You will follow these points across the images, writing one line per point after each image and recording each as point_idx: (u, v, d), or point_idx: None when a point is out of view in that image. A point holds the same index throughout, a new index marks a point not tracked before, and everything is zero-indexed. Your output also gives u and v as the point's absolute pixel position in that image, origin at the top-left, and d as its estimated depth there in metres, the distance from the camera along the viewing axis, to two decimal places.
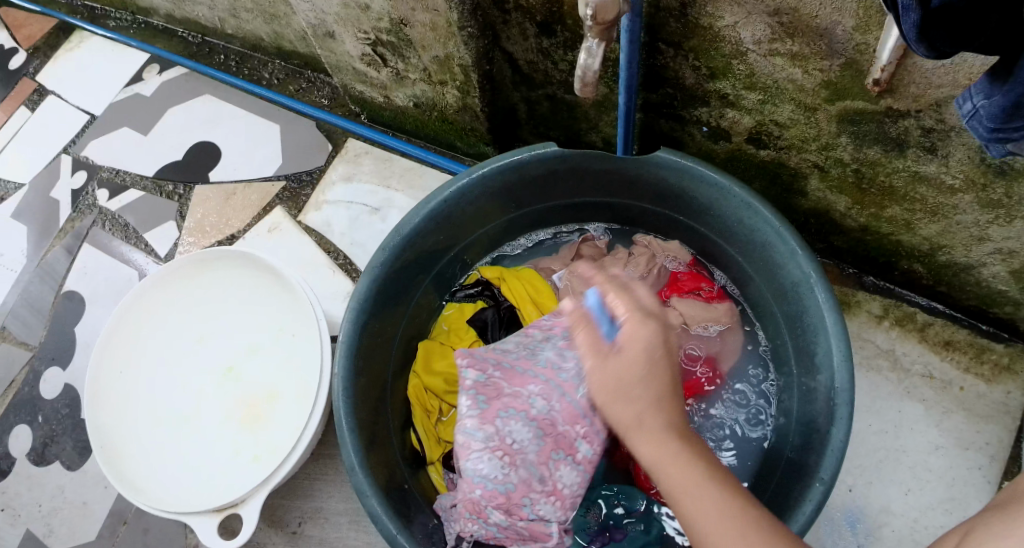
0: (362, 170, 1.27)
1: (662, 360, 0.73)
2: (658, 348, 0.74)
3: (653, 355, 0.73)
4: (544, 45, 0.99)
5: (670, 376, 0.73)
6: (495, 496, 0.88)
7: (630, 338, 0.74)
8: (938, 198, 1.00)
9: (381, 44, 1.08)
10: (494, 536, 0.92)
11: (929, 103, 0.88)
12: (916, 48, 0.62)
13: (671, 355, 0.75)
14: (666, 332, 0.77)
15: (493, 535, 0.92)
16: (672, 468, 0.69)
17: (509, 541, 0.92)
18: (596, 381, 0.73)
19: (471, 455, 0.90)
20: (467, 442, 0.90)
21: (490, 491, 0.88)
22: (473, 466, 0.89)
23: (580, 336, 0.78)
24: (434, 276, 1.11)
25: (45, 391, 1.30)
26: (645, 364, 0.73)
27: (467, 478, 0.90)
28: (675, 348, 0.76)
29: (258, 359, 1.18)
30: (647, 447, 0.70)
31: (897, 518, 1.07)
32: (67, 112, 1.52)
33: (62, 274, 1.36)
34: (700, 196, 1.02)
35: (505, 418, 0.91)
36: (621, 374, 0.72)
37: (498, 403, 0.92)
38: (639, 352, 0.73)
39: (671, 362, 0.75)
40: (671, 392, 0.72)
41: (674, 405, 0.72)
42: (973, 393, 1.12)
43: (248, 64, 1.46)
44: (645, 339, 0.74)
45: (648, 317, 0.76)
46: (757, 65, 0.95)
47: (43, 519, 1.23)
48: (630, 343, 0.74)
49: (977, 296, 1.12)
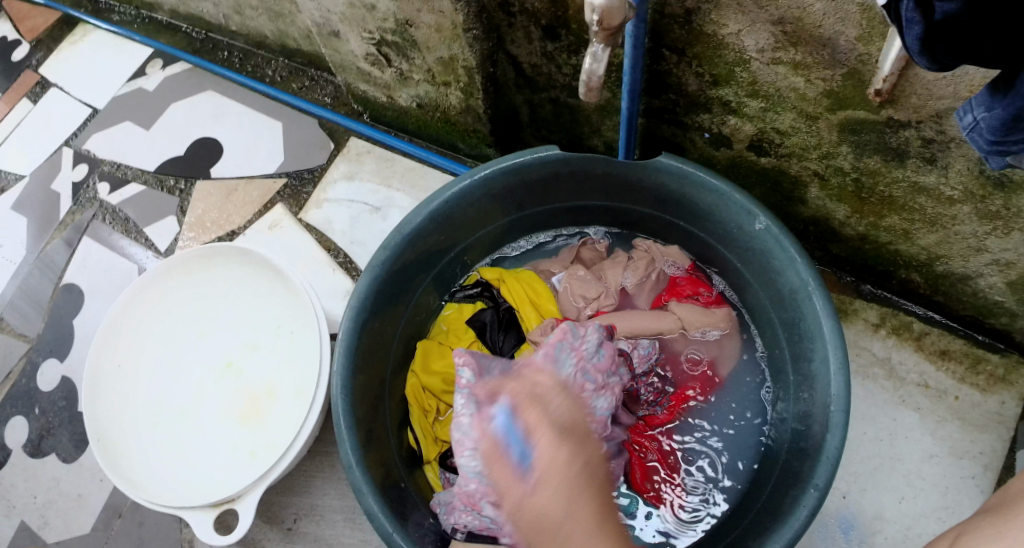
0: (363, 169, 1.27)
1: (582, 470, 0.70)
2: (580, 475, 0.70)
3: (576, 482, 0.69)
4: (549, 48, 1.00)
5: (595, 500, 0.69)
6: None
7: (549, 472, 0.70)
8: (937, 208, 1.00)
9: (386, 45, 1.08)
10: (487, 528, 0.91)
11: (930, 114, 0.89)
12: (918, 59, 0.64)
13: (597, 483, 0.71)
14: (580, 439, 0.74)
15: (487, 527, 0.91)
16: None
17: (502, 534, 0.90)
18: (523, 518, 0.70)
19: None
20: None
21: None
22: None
23: (500, 478, 0.72)
24: (434, 277, 1.11)
25: (42, 384, 1.30)
26: (567, 497, 0.69)
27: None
28: (599, 475, 0.72)
29: (258, 354, 1.18)
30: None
31: (890, 525, 1.08)
32: (69, 104, 1.52)
33: (61, 267, 1.36)
34: (700, 201, 1.02)
35: None
36: (552, 511, 0.68)
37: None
38: (551, 463, 0.70)
39: (596, 489, 0.70)
40: (597, 504, 0.69)
41: (606, 514, 0.69)
42: (968, 402, 1.12)
43: (252, 60, 1.46)
44: (561, 466, 0.70)
45: (562, 443, 0.72)
46: (760, 73, 0.96)
47: (38, 511, 1.23)
48: (550, 472, 0.70)
49: (973, 307, 1.12)
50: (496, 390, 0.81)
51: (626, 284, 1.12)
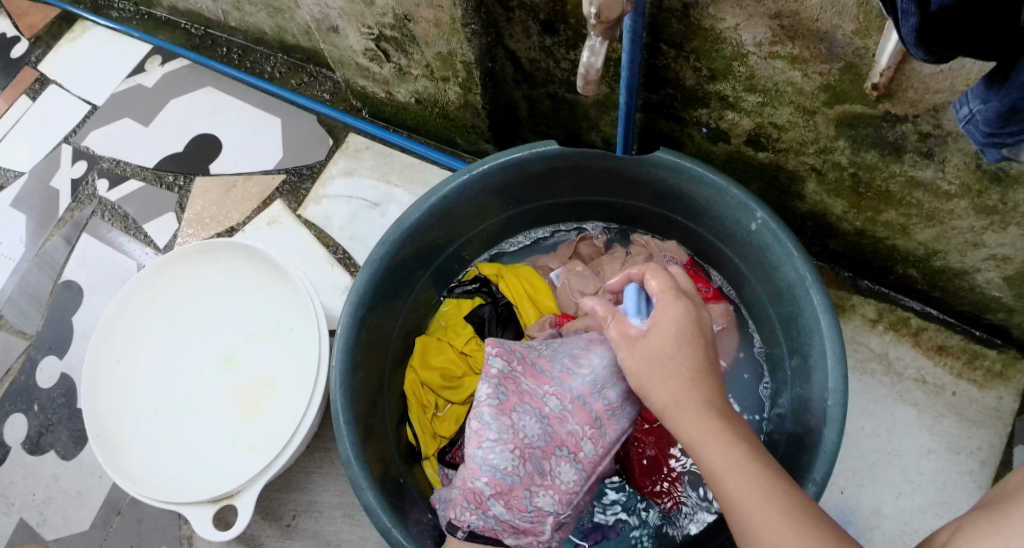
0: (362, 165, 1.28)
1: (688, 337, 0.75)
2: (692, 326, 0.76)
3: (685, 333, 0.75)
4: (547, 43, 1.00)
5: (701, 352, 0.74)
6: (499, 485, 0.87)
7: (659, 322, 0.76)
8: (934, 203, 1.00)
9: (384, 40, 1.08)
10: (490, 530, 0.88)
11: (927, 108, 0.89)
12: (914, 51, 0.63)
13: (706, 336, 0.76)
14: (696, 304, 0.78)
15: (490, 529, 0.88)
16: (714, 441, 0.68)
17: (504, 534, 0.88)
18: (636, 358, 0.76)
19: (483, 443, 0.88)
20: (480, 427, 0.89)
21: (496, 480, 0.87)
22: (484, 455, 0.87)
23: (614, 324, 0.80)
24: (433, 272, 1.12)
25: (41, 380, 1.30)
26: (674, 343, 0.74)
27: (474, 464, 0.88)
28: (710, 329, 0.77)
29: (257, 350, 1.18)
30: (707, 440, 0.68)
31: (888, 520, 1.08)
32: (68, 101, 1.52)
33: (60, 264, 1.37)
34: (698, 196, 1.02)
35: (521, 413, 0.90)
36: (660, 349, 0.75)
37: (515, 397, 0.91)
38: (665, 332, 0.75)
39: (704, 335, 0.76)
40: (705, 359, 0.74)
41: (710, 376, 0.73)
42: (965, 398, 1.12)
43: (251, 57, 1.46)
44: (677, 314, 0.76)
45: (676, 298, 0.78)
46: (757, 67, 0.96)
47: (37, 508, 1.23)
48: (660, 321, 0.76)
49: (971, 302, 1.13)
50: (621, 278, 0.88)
51: None
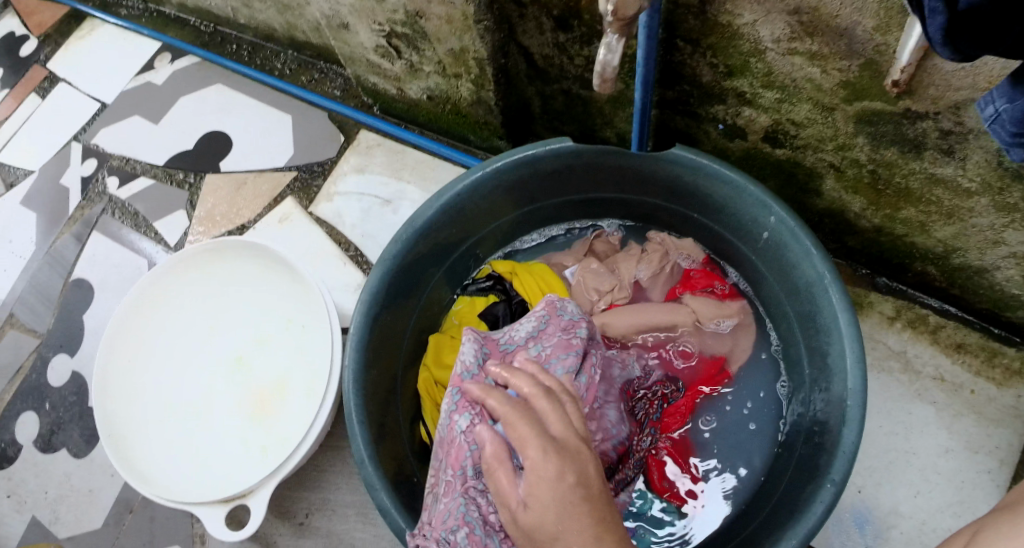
0: (373, 161, 1.26)
1: (578, 493, 0.65)
2: (574, 489, 0.65)
3: (545, 442, 0.67)
4: (561, 39, 0.99)
5: (591, 511, 0.65)
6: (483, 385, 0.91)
7: (536, 490, 0.65)
8: (954, 200, 0.99)
9: (396, 37, 1.07)
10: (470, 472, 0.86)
11: (948, 105, 0.88)
12: (940, 50, 0.63)
13: (593, 487, 0.66)
14: (590, 463, 0.67)
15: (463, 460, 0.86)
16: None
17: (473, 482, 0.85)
18: (522, 527, 0.67)
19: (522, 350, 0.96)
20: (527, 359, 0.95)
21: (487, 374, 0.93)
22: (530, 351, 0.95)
23: (496, 477, 0.69)
24: (446, 270, 1.11)
25: (53, 379, 1.31)
26: (558, 506, 0.64)
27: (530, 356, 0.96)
28: (593, 477, 0.67)
29: (269, 348, 1.18)
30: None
31: (906, 520, 1.07)
32: (78, 99, 1.51)
33: (71, 262, 1.37)
34: (715, 193, 1.01)
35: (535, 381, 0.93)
36: (544, 524, 0.65)
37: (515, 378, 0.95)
38: (553, 488, 0.64)
39: (592, 476, 0.67)
40: (593, 515, 0.65)
41: (607, 526, 0.66)
42: (984, 396, 1.11)
43: (260, 53, 1.45)
44: (556, 481, 0.65)
45: (550, 457, 0.65)
46: (775, 63, 0.95)
47: (50, 506, 1.23)
48: (537, 489, 0.65)
49: (990, 300, 1.11)
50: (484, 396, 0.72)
51: (640, 277, 1.11)
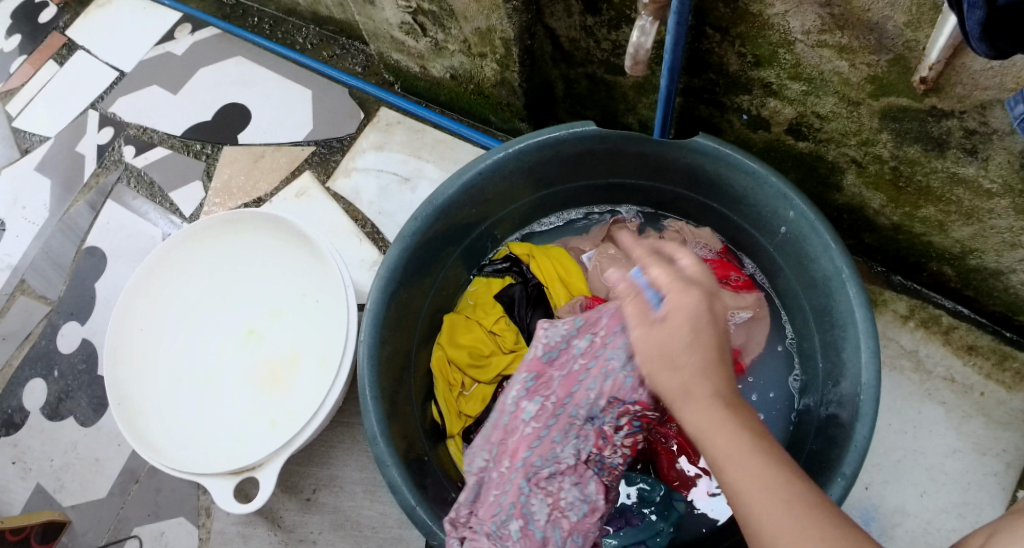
0: (393, 139, 1.26)
1: (705, 321, 0.71)
2: (699, 323, 0.71)
3: (697, 326, 0.70)
4: (588, 23, 0.98)
5: (715, 349, 0.70)
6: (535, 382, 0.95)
7: (675, 301, 0.72)
8: (974, 200, 0.99)
9: (422, 13, 1.07)
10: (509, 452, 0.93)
11: (974, 104, 0.87)
12: (976, 45, 0.66)
13: (718, 326, 0.72)
14: (721, 305, 0.74)
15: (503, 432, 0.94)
16: (708, 419, 0.66)
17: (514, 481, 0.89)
18: (642, 347, 0.72)
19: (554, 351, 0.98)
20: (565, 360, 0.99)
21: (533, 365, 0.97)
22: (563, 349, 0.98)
23: (630, 308, 0.77)
24: (464, 249, 1.11)
25: (62, 346, 1.31)
26: (700, 363, 0.69)
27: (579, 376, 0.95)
28: (721, 319, 0.73)
29: (282, 322, 1.18)
30: (699, 412, 0.67)
31: (911, 518, 1.08)
32: (96, 67, 1.51)
33: (84, 230, 1.36)
34: (735, 184, 1.01)
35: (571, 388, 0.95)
36: (665, 340, 0.70)
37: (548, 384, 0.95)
38: (685, 298, 0.72)
39: (718, 327, 0.72)
40: (715, 353, 0.70)
41: (721, 367, 0.69)
42: (993, 399, 1.11)
43: (282, 27, 1.45)
44: (692, 301, 0.72)
45: (689, 288, 0.73)
46: (804, 55, 0.94)
47: (55, 474, 1.24)
48: (676, 315, 0.71)
49: (1004, 303, 1.11)
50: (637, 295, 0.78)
51: None
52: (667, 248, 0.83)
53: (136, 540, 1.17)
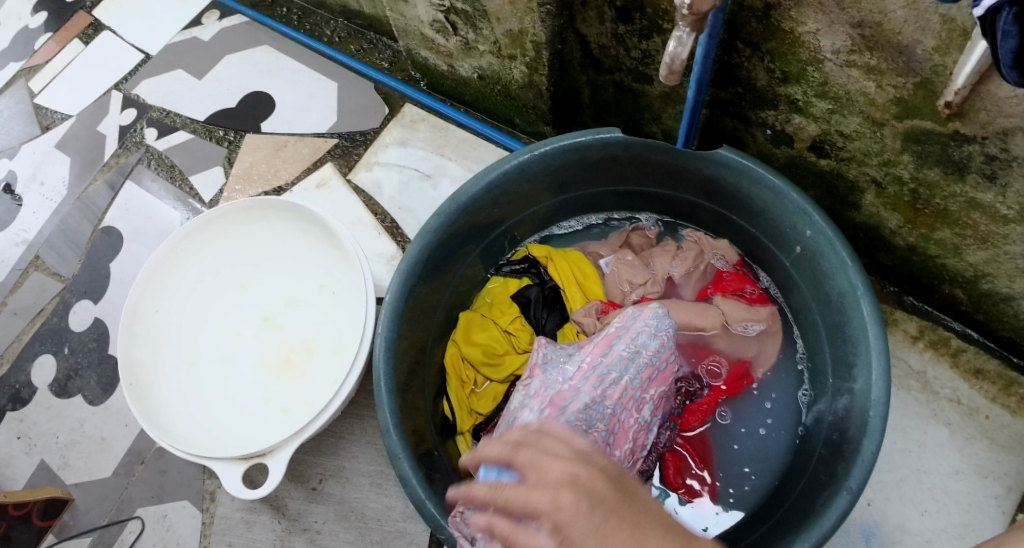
0: (417, 135, 1.27)
1: (597, 510, 0.58)
2: (585, 502, 0.58)
3: (591, 519, 0.58)
4: (619, 31, 0.99)
5: (617, 514, 0.58)
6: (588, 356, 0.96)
7: (568, 523, 0.58)
8: (990, 225, 1.00)
9: (454, 13, 1.08)
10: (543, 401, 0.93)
11: (995, 131, 0.88)
12: (1006, 73, 0.68)
13: (603, 492, 0.60)
14: (596, 464, 0.63)
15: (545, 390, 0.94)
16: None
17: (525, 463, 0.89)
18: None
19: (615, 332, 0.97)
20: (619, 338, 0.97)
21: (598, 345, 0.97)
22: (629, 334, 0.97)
23: (527, 540, 0.59)
24: (483, 249, 1.11)
25: (74, 323, 1.31)
26: (593, 536, 0.57)
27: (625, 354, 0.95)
28: (604, 489, 0.60)
29: (297, 312, 1.18)
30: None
31: (912, 537, 1.09)
32: (121, 48, 1.52)
33: (102, 210, 1.37)
34: (756, 198, 1.02)
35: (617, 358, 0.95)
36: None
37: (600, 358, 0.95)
38: (558, 483, 0.60)
39: (615, 492, 0.60)
40: (626, 520, 0.58)
41: (644, 527, 0.58)
42: (998, 423, 1.12)
43: (310, 19, 1.46)
44: (579, 513, 0.58)
45: (572, 495, 0.59)
46: (832, 74, 0.95)
47: (60, 451, 1.24)
48: (565, 537, 0.57)
49: (1013, 329, 1.12)
50: (465, 489, 0.67)
51: (673, 273, 1.12)
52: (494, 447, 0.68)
53: (138, 521, 1.18)
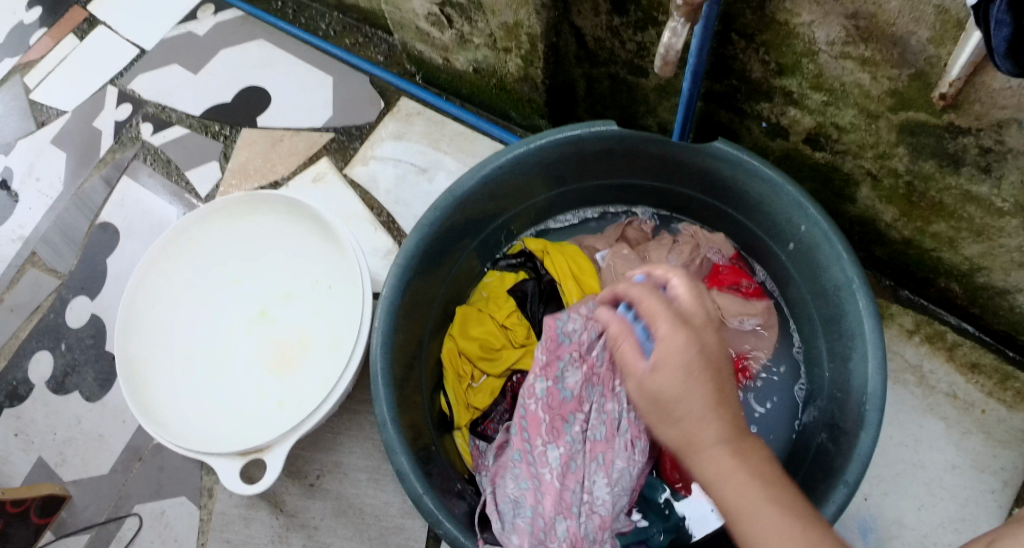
0: (412, 130, 1.27)
1: (695, 371, 0.67)
2: (698, 360, 0.68)
3: (691, 367, 0.67)
4: (615, 23, 0.99)
5: (713, 380, 0.67)
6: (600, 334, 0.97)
7: (666, 352, 0.68)
8: (985, 218, 1.00)
9: (449, 5, 1.08)
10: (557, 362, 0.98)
11: (991, 123, 0.88)
12: (1000, 62, 0.67)
13: (714, 359, 0.69)
14: (710, 332, 0.71)
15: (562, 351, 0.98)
16: (726, 472, 0.64)
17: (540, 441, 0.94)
18: (645, 394, 0.69)
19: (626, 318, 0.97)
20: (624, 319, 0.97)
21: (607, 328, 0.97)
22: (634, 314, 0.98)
23: (625, 351, 0.72)
24: (478, 242, 1.11)
25: (70, 319, 1.31)
26: (686, 375, 0.67)
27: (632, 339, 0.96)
28: (714, 351, 0.69)
29: (294, 306, 1.18)
30: (709, 457, 0.65)
31: (909, 531, 1.09)
32: (117, 43, 1.51)
33: (98, 206, 1.37)
34: (751, 191, 1.02)
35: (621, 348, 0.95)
36: (670, 387, 0.67)
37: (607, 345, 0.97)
38: (680, 335, 0.69)
39: (714, 365, 0.68)
40: (717, 385, 0.67)
41: (727, 401, 0.67)
42: (994, 416, 1.12)
43: (306, 13, 1.45)
44: (684, 361, 0.67)
45: (678, 329, 0.69)
46: (827, 66, 0.95)
47: (57, 448, 1.24)
48: (666, 358, 0.68)
49: (1008, 322, 1.12)
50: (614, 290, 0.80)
51: (669, 267, 1.11)
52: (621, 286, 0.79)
53: (136, 518, 1.18)
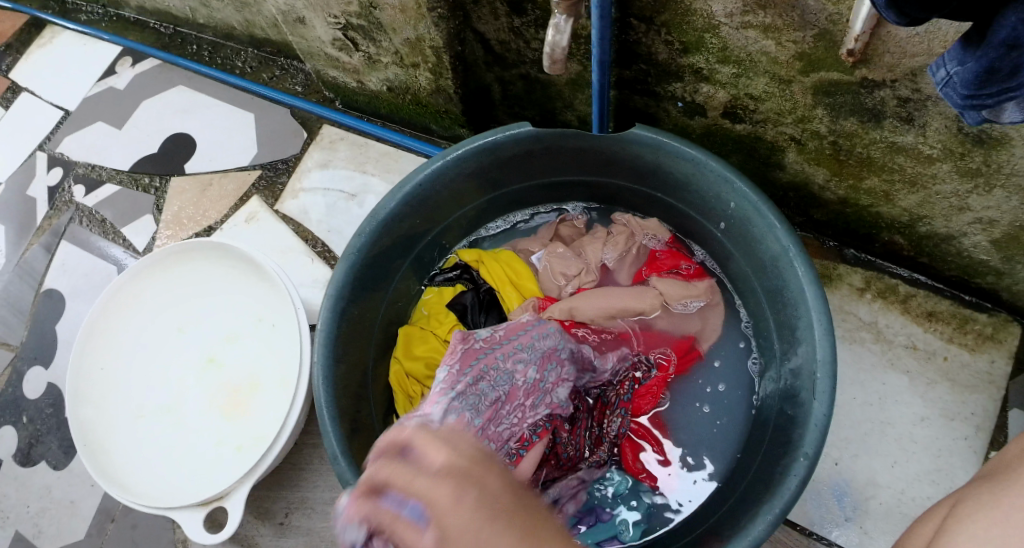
0: (337, 156, 1.26)
1: (480, 512, 0.59)
2: (482, 510, 0.59)
3: (484, 517, 0.58)
4: (516, 24, 0.98)
5: (513, 525, 0.58)
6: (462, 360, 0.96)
7: (454, 515, 0.59)
8: (916, 167, 0.99)
9: (352, 29, 1.06)
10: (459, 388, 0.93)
11: (905, 72, 0.87)
12: (887, 14, 0.60)
13: (501, 503, 0.60)
14: (487, 474, 0.64)
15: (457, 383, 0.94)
16: None
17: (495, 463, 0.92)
18: None
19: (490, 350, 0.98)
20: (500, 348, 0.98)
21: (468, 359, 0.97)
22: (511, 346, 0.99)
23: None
24: (412, 260, 1.10)
25: (28, 391, 1.29)
26: (483, 525, 0.58)
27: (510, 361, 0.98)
28: (491, 491, 0.61)
29: (240, 348, 1.17)
30: None
31: (884, 490, 1.08)
32: (41, 107, 1.50)
33: (41, 272, 1.35)
34: (677, 171, 1.01)
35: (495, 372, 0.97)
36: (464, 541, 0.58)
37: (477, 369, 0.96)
38: (434, 497, 0.61)
39: (507, 507, 0.60)
40: (510, 524, 0.58)
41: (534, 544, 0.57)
42: (957, 363, 1.11)
43: (221, 53, 1.44)
44: (461, 506, 0.60)
45: (442, 482, 0.62)
46: (730, 38, 0.94)
47: (31, 520, 1.23)
48: (447, 517, 0.59)
49: (958, 267, 1.11)
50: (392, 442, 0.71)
51: (607, 260, 1.11)
52: (387, 478, 0.66)
53: None
